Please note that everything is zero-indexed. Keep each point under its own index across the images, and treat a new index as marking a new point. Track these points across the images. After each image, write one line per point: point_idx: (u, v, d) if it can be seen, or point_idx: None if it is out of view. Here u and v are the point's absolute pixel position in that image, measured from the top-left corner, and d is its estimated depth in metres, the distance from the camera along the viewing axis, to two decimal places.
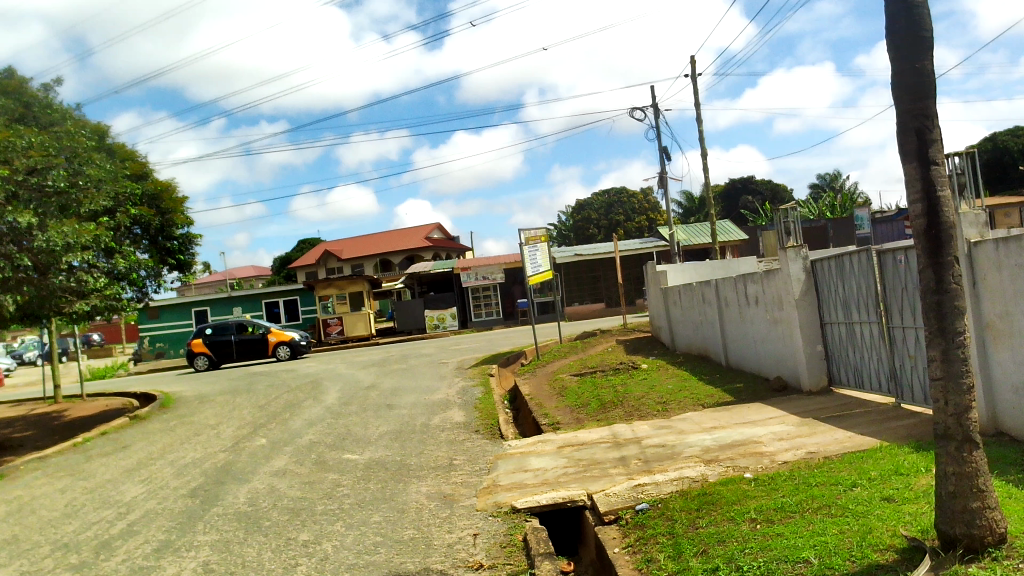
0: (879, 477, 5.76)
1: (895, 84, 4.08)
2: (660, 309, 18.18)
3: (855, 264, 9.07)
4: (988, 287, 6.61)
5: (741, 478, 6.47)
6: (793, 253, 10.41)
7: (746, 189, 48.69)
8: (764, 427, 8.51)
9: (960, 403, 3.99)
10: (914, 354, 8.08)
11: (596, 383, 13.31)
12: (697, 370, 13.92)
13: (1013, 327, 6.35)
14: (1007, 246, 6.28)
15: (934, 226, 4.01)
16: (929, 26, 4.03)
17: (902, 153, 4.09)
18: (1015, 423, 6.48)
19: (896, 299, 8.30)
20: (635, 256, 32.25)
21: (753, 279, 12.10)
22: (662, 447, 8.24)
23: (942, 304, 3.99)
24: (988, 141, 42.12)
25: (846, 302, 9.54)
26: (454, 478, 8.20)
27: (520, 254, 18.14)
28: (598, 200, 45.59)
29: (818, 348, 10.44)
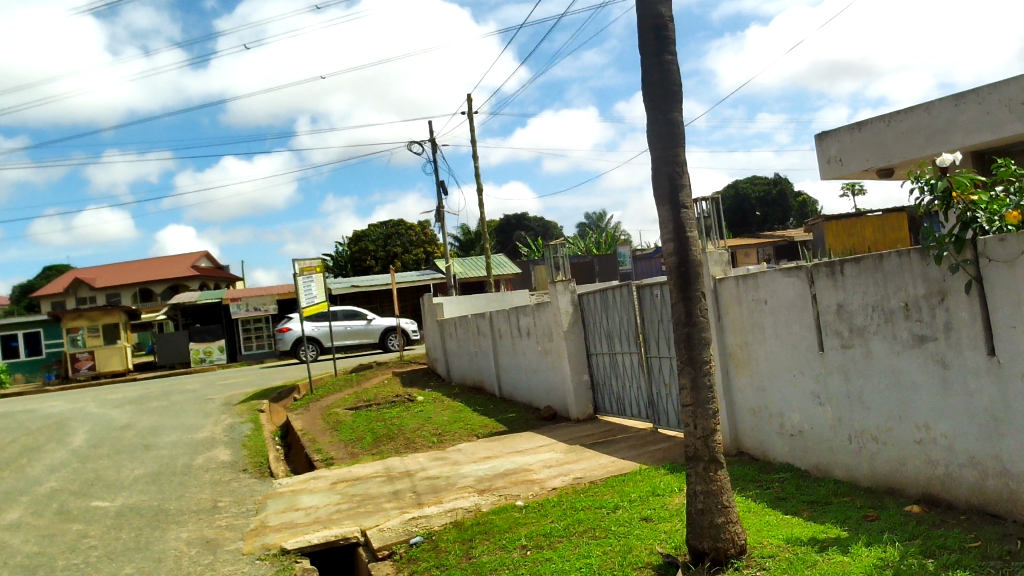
0: (638, 498, 6.12)
1: (650, 133, 4.42)
2: (436, 340, 18.34)
3: (618, 298, 9.67)
4: (730, 320, 7.28)
5: (512, 506, 6.63)
6: (562, 286, 10.89)
7: (519, 224, 50.63)
8: (534, 455, 8.81)
9: (707, 426, 4.34)
10: (669, 381, 8.70)
11: (371, 416, 13.15)
12: (471, 401, 14.13)
13: (751, 356, 7.03)
14: (745, 282, 6.97)
15: (684, 262, 4.37)
16: (677, 82, 4.40)
17: (657, 197, 4.44)
18: (753, 443, 7.16)
19: (653, 330, 8.93)
20: (412, 288, 32.34)
21: (524, 311, 12.53)
22: (436, 479, 8.26)
23: (692, 335, 4.34)
24: (730, 188, 46.72)
25: (609, 334, 10.13)
26: (218, 522, 7.73)
27: (294, 284, 17.59)
28: (376, 230, 45.09)
29: (584, 378, 10.98)
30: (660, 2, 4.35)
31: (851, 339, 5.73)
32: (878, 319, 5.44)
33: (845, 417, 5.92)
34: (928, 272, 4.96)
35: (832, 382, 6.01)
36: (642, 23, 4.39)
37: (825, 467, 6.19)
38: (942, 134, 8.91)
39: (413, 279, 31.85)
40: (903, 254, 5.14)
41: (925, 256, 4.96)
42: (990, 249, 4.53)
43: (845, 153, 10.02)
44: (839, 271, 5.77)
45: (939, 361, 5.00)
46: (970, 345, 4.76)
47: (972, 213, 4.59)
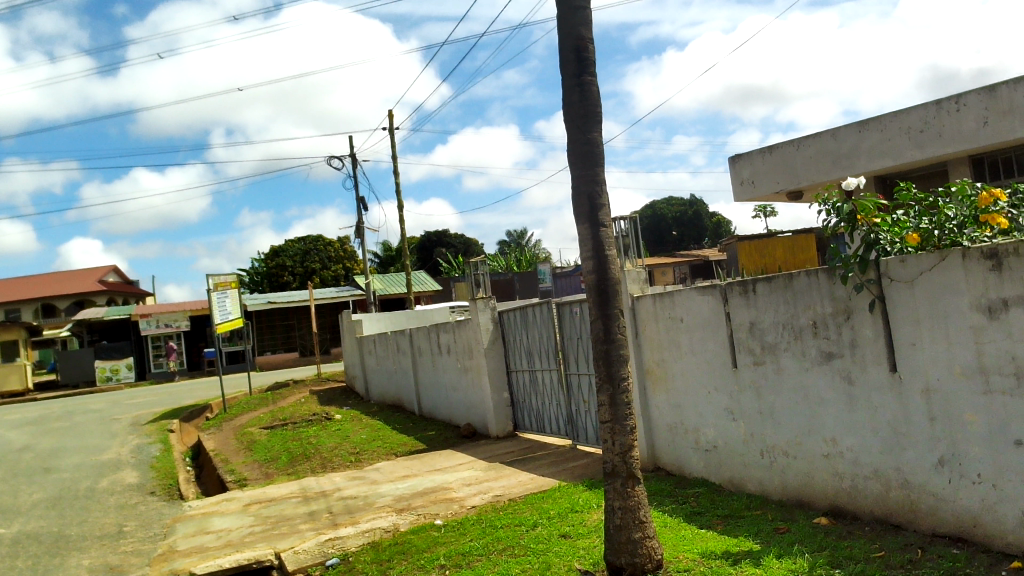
0: (557, 515, 6.14)
1: (570, 152, 4.47)
2: (355, 358, 18.08)
3: (538, 315, 9.73)
4: (647, 337, 7.40)
5: (431, 525, 6.57)
6: (482, 304, 10.90)
7: (439, 241, 50.40)
8: (453, 473, 8.76)
9: (625, 442, 4.39)
10: (587, 398, 8.77)
11: (286, 435, 12.86)
12: (390, 419, 13.96)
13: (667, 373, 7.15)
14: (662, 300, 7.10)
15: (603, 280, 4.44)
16: (597, 102, 4.47)
17: (576, 215, 4.49)
18: (670, 459, 7.28)
19: (572, 347, 9.01)
20: (331, 305, 31.85)
21: (445, 328, 12.48)
22: (353, 499, 8.12)
23: (610, 352, 4.40)
24: (647, 208, 47.65)
25: (529, 351, 10.18)
26: (123, 547, 7.41)
27: (208, 300, 17.11)
28: (293, 246, 44.25)
29: (504, 396, 10.99)
30: (582, 24, 4.43)
31: (762, 356, 5.90)
32: (788, 336, 5.62)
33: (756, 433, 6.07)
34: (835, 291, 5.15)
35: (744, 398, 6.17)
36: (563, 44, 4.45)
37: (739, 481, 6.34)
38: (846, 159, 9.37)
39: (332, 295, 31.37)
40: (811, 274, 5.32)
41: (832, 275, 5.15)
42: (892, 270, 4.74)
43: (758, 176, 10.42)
44: (751, 289, 5.93)
45: (846, 378, 5.18)
46: (874, 362, 4.95)
47: (876, 235, 4.78)
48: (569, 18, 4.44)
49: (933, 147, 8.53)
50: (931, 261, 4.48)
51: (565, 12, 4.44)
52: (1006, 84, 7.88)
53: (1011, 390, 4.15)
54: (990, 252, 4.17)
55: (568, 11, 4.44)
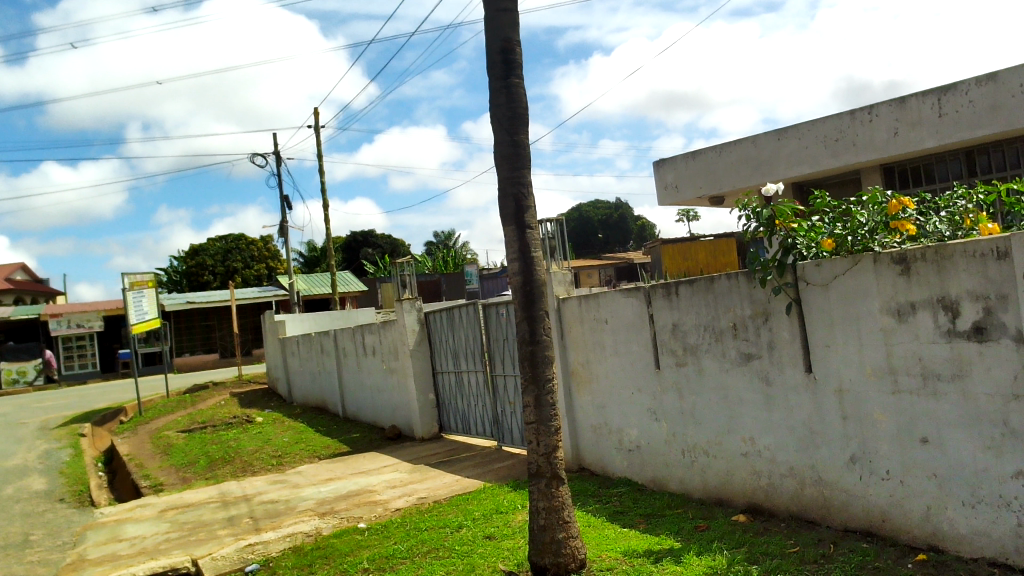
0: (482, 517, 6.14)
1: (496, 154, 4.48)
2: (277, 359, 17.75)
3: (464, 317, 9.71)
4: (573, 339, 7.45)
5: (354, 529, 6.49)
6: (408, 304, 10.82)
7: (365, 241, 49.80)
8: (377, 476, 8.67)
9: (549, 443, 4.42)
10: (513, 399, 8.79)
11: (205, 439, 12.53)
12: (313, 421, 13.73)
13: (592, 374, 7.23)
14: (587, 302, 7.17)
15: (529, 282, 4.47)
16: (524, 105, 4.48)
17: (503, 217, 4.51)
18: (594, 459, 7.36)
19: (498, 348, 9.01)
20: (253, 305, 31.16)
21: (370, 329, 12.35)
22: (274, 503, 7.96)
23: (535, 353, 4.42)
24: (574, 210, 48.00)
25: (455, 353, 10.15)
26: (29, 557, 7.10)
27: (123, 299, 16.54)
28: (213, 245, 43.11)
29: (430, 398, 10.94)
30: (508, 27, 4.43)
31: (684, 357, 6.01)
32: (709, 338, 5.74)
33: (678, 432, 6.19)
34: (754, 293, 5.28)
35: (667, 399, 6.28)
36: (490, 46, 4.45)
37: (661, 480, 6.44)
38: (766, 165, 9.64)
39: (254, 295, 30.68)
40: (732, 277, 5.45)
41: (751, 278, 5.28)
42: (808, 273, 4.89)
43: (681, 180, 10.63)
44: (674, 292, 6.04)
45: (764, 379, 5.32)
46: (791, 363, 5.10)
47: (793, 240, 4.89)
48: (496, 20, 4.43)
49: (848, 155, 8.84)
50: (845, 266, 4.64)
51: (492, 14, 4.43)
52: (915, 97, 8.23)
53: (918, 390, 4.32)
54: (899, 257, 4.34)
55: (495, 12, 4.43)
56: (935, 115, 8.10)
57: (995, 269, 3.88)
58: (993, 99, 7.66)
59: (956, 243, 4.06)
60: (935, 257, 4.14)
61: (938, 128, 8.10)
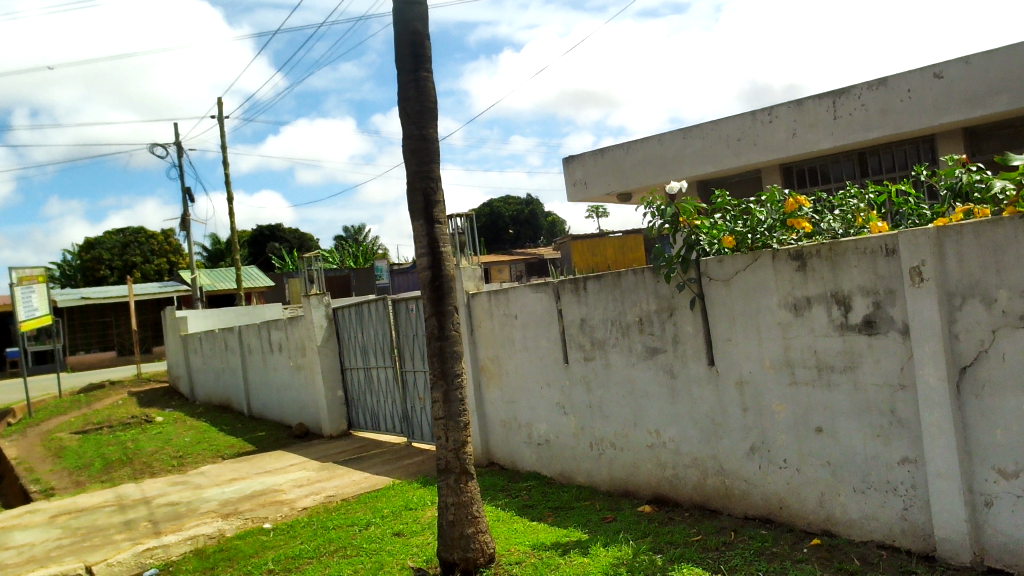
0: (391, 514, 6.08)
1: (404, 148, 4.44)
2: (179, 357, 17.17)
3: (373, 312, 9.60)
4: (482, 334, 7.46)
5: (259, 529, 6.34)
6: (316, 300, 10.62)
7: (272, 235, 48.63)
8: (284, 475, 8.48)
9: (458, 439, 4.41)
10: (422, 395, 8.75)
11: (101, 440, 12.02)
12: (216, 420, 13.34)
13: (501, 369, 7.25)
14: (497, 297, 7.19)
15: (437, 278, 4.44)
16: (432, 99, 4.45)
17: (411, 212, 4.47)
18: (503, 453, 7.39)
19: (407, 344, 8.94)
20: (153, 300, 30.06)
21: (276, 325, 12.08)
22: (175, 505, 7.70)
23: (444, 348, 4.41)
24: (485, 205, 48.03)
25: (364, 349, 10.03)
26: None
27: (11, 295, 15.70)
28: (110, 239, 41.38)
29: (338, 395, 10.78)
30: (417, 20, 4.38)
31: (592, 351, 6.10)
32: (616, 332, 5.83)
33: (586, 426, 6.27)
34: (659, 289, 5.39)
35: (575, 393, 6.35)
36: (398, 39, 4.39)
37: (569, 473, 6.52)
38: (672, 164, 9.86)
39: (154, 290, 29.58)
40: (638, 272, 5.55)
41: (656, 274, 5.38)
42: (710, 269, 5.02)
43: (590, 177, 10.78)
44: (582, 287, 6.11)
45: (668, 372, 5.44)
46: (694, 356, 5.23)
47: (696, 237, 5.02)
48: (405, 13, 4.37)
49: (749, 154, 9.12)
50: (745, 262, 4.78)
51: (401, 6, 4.37)
52: (812, 99, 8.56)
53: (813, 381, 4.49)
54: (796, 254, 4.50)
55: (404, 5, 4.36)
56: (830, 117, 8.44)
57: (883, 265, 4.06)
58: (883, 103, 8.03)
59: (848, 241, 4.23)
60: (829, 253, 4.32)
61: (833, 130, 8.43)
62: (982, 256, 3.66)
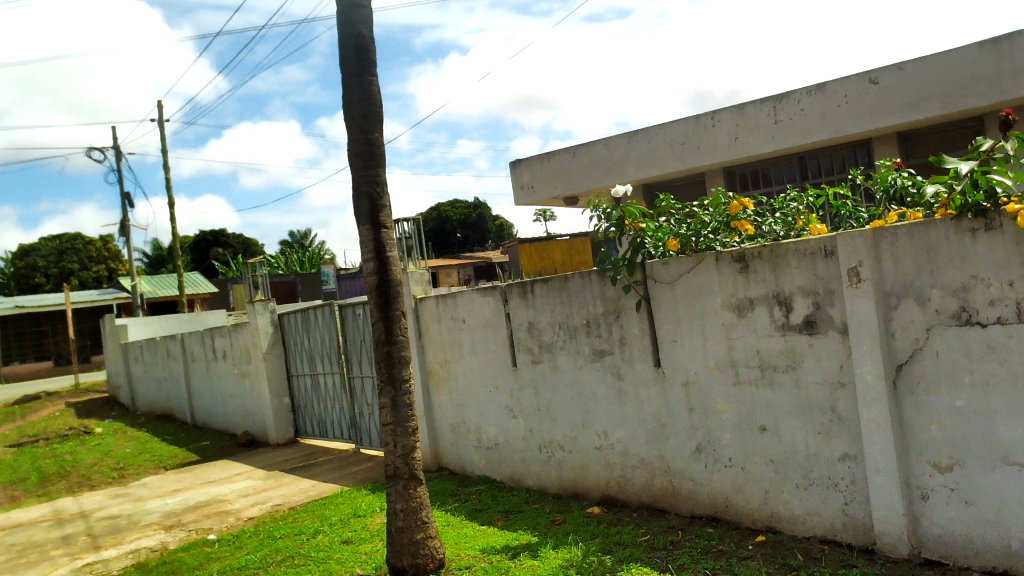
0: (339, 522, 6.02)
1: (349, 152, 4.41)
2: (119, 365, 16.76)
3: (320, 318, 9.50)
4: (430, 338, 7.43)
5: (203, 541, 6.21)
6: (261, 306, 10.47)
7: (215, 241, 47.76)
8: (229, 485, 8.33)
9: (407, 444, 4.39)
10: (371, 401, 8.67)
11: (37, 453, 11.66)
12: (159, 431, 13.05)
13: (450, 373, 7.23)
14: (445, 301, 7.17)
15: (384, 282, 4.41)
16: (378, 103, 4.43)
17: (357, 216, 4.44)
18: (452, 458, 7.37)
19: (355, 349, 8.86)
20: (92, 308, 29.29)
21: (220, 332, 11.86)
22: (115, 518, 7.51)
23: (392, 353, 4.38)
24: (433, 210, 47.88)
25: (311, 355, 9.91)
26: None
27: None
28: (46, 245, 40.21)
29: (284, 402, 10.64)
30: (362, 23, 4.35)
31: (540, 354, 6.12)
32: (564, 335, 5.86)
33: (535, 429, 6.29)
34: (606, 291, 5.44)
35: (523, 396, 6.37)
36: (343, 42, 4.36)
37: (518, 476, 6.53)
38: (617, 167, 9.95)
39: (93, 298, 28.83)
40: (585, 275, 5.59)
41: (602, 277, 5.43)
42: (656, 272, 5.08)
43: (537, 181, 10.82)
44: (529, 291, 6.13)
45: (616, 374, 5.49)
46: (640, 358, 5.28)
47: (642, 239, 5.07)
48: (350, 16, 4.33)
49: (693, 158, 9.26)
50: (690, 264, 4.85)
51: (345, 9, 4.33)
52: (753, 104, 8.72)
53: (757, 381, 4.57)
54: (738, 256, 4.58)
55: (348, 8, 4.33)
56: (771, 121, 8.62)
57: (823, 266, 4.16)
58: (822, 108, 8.22)
59: (789, 242, 4.32)
60: (771, 255, 4.40)
61: (773, 134, 8.61)
62: (915, 257, 3.77)
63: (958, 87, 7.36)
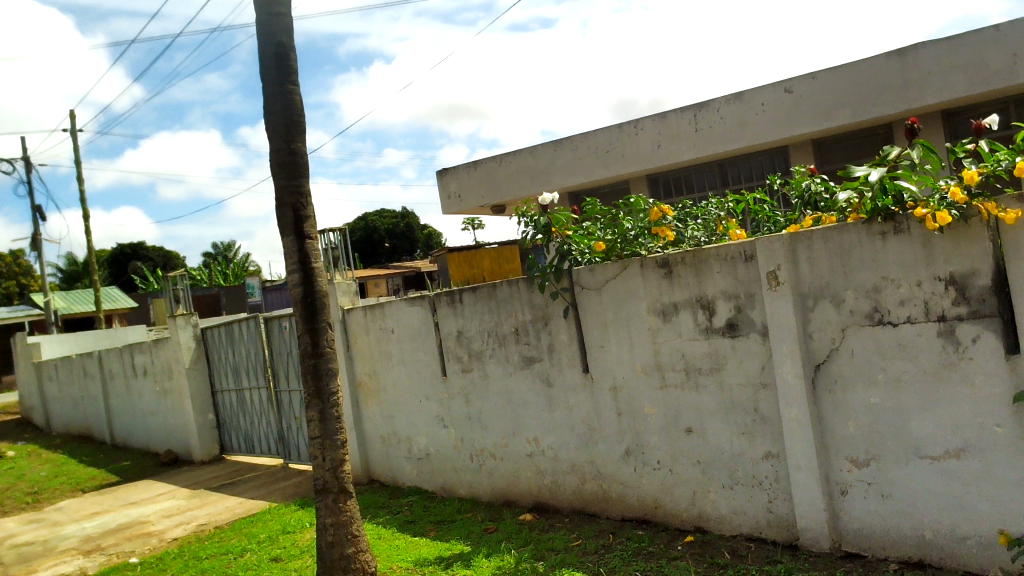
0: (267, 539, 5.90)
1: (271, 162, 4.34)
2: (32, 386, 16.10)
3: (244, 331, 9.29)
4: (359, 350, 7.35)
5: (125, 565, 6.01)
6: (183, 320, 10.16)
7: (134, 255, 46.35)
8: (151, 506, 8.08)
9: (335, 457, 4.33)
10: (298, 415, 8.52)
11: None
12: (76, 452, 12.58)
13: (379, 384, 7.17)
14: (373, 312, 7.11)
15: (309, 294, 4.35)
16: (300, 112, 4.38)
17: (280, 227, 4.37)
18: (383, 470, 7.31)
19: (281, 363, 8.70)
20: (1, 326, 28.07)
21: (140, 348, 11.50)
22: (30, 545, 7.21)
23: (318, 366, 4.32)
24: (360, 220, 47.46)
25: (236, 369, 9.69)
26: None
27: None
28: None
29: (209, 418, 10.38)
30: (281, 31, 4.30)
31: (469, 363, 6.12)
32: (493, 343, 5.87)
33: (465, 438, 6.28)
34: (534, 298, 5.48)
35: (453, 405, 6.35)
36: (263, 51, 4.29)
37: (450, 486, 6.50)
38: (544, 175, 10.03)
39: (3, 315, 27.64)
40: (513, 283, 5.61)
41: (531, 285, 5.46)
42: (583, 278, 5.14)
43: (464, 190, 10.83)
44: (458, 299, 6.13)
45: (545, 380, 5.52)
46: (569, 364, 5.33)
47: (568, 246, 5.08)
48: (269, 24, 4.28)
49: (617, 166, 9.40)
50: (616, 270, 4.92)
51: (264, 17, 4.27)
52: (675, 112, 8.91)
53: (682, 384, 4.66)
54: (662, 261, 4.66)
55: (267, 16, 4.27)
56: (692, 129, 8.81)
57: (743, 270, 4.27)
58: (741, 116, 8.45)
59: (710, 248, 4.42)
60: (693, 260, 4.49)
61: (694, 141, 8.80)
62: (830, 260, 3.90)
63: (867, 95, 7.67)
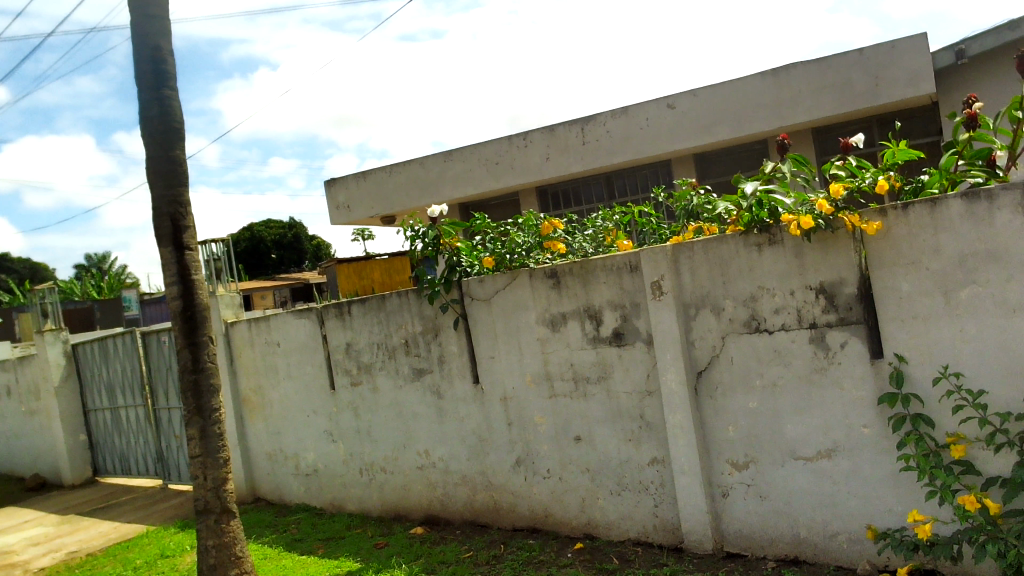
0: (144, 564, 5.63)
1: (149, 170, 4.17)
2: None
3: (119, 347, 8.86)
4: (242, 365, 7.12)
5: None
6: (51, 336, 9.60)
7: None
8: (16, 534, 7.58)
9: (217, 477, 4.18)
10: (178, 433, 8.18)
11: None
12: None
13: (264, 400, 6.97)
14: (258, 325, 6.91)
15: (189, 308, 4.19)
16: (178, 119, 4.22)
17: (158, 237, 4.20)
18: (269, 488, 7.10)
19: (159, 379, 8.34)
20: None
21: (3, 366, 10.79)
22: None
23: (199, 382, 4.16)
24: (246, 230, 46.16)
25: (110, 387, 9.22)
26: None
27: None
28: None
29: (81, 440, 9.83)
30: (158, 35, 4.14)
31: (358, 376, 6.02)
32: (382, 356, 5.80)
33: (355, 452, 6.17)
34: (423, 310, 5.44)
35: (342, 419, 6.24)
36: (138, 55, 4.12)
37: (339, 501, 6.37)
38: (434, 186, 10.00)
39: None
40: (403, 295, 5.56)
41: (420, 296, 5.43)
42: (472, 289, 5.14)
43: (353, 201, 10.69)
44: (346, 311, 6.03)
45: (435, 392, 5.49)
46: (459, 375, 5.32)
47: (457, 258, 5.09)
48: (145, 27, 4.11)
49: (507, 178, 9.48)
50: (505, 281, 4.95)
51: (138, 19, 4.10)
52: (563, 125, 9.07)
53: (571, 393, 4.73)
54: (551, 272, 4.72)
55: (142, 18, 4.11)
56: (579, 142, 8.99)
57: (628, 280, 4.37)
58: (625, 130, 8.67)
59: (597, 259, 4.51)
60: (580, 270, 4.57)
61: (582, 154, 8.97)
62: (710, 271, 4.04)
63: (744, 112, 8.01)
